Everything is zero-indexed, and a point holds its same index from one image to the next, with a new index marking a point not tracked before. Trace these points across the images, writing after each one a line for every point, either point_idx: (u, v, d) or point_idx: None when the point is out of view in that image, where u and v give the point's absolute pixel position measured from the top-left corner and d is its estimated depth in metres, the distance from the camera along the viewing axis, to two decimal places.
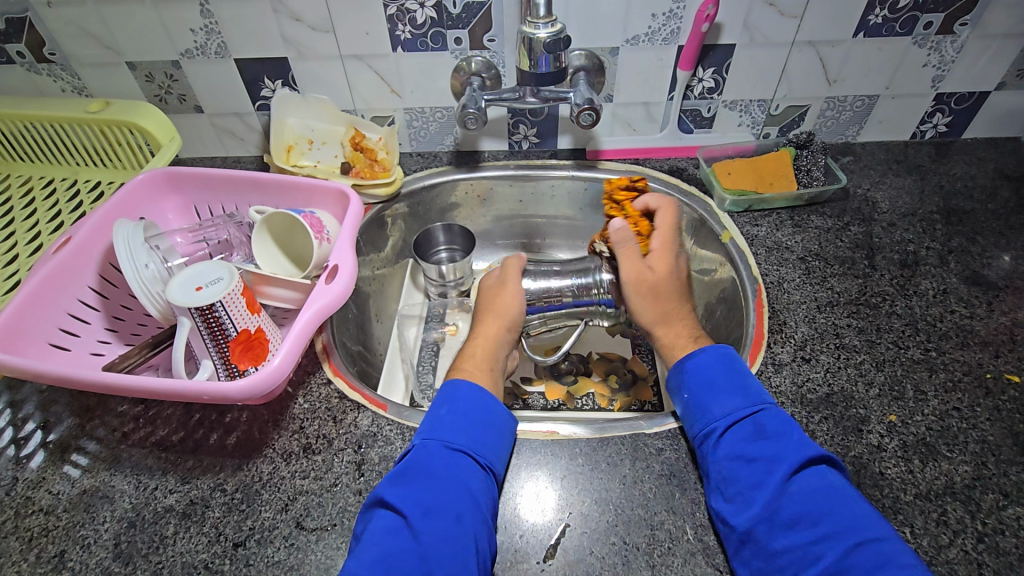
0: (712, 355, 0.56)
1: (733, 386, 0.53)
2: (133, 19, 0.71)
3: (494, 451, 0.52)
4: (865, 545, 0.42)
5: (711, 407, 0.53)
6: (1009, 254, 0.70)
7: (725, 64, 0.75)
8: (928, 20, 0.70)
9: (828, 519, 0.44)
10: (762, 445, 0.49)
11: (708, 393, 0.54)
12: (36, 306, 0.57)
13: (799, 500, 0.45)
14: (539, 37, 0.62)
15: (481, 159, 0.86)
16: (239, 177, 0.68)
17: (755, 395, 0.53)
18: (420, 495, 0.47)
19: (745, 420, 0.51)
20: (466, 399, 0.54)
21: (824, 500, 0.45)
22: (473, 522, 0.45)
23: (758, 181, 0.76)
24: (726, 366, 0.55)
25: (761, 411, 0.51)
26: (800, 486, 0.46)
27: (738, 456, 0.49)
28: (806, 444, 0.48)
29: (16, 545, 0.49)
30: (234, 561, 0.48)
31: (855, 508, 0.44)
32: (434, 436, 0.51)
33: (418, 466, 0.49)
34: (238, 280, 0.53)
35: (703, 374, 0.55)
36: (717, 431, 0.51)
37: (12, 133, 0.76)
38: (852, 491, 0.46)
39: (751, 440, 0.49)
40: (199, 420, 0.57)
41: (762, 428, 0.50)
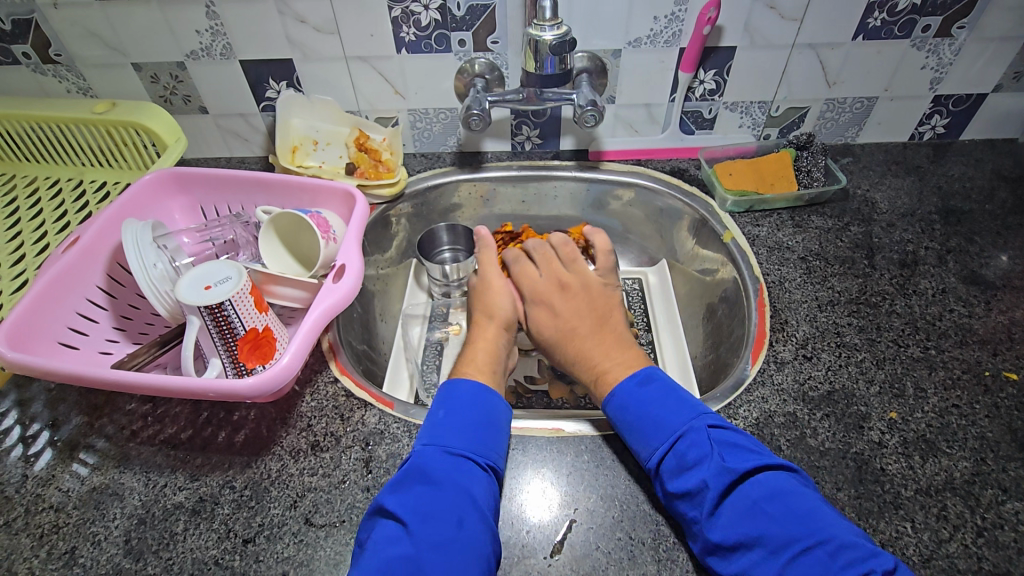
0: (629, 384, 0.56)
1: (655, 419, 0.52)
2: (140, 21, 0.71)
3: (494, 451, 0.52)
4: (805, 557, 0.42)
5: (658, 422, 0.52)
6: (1007, 254, 0.71)
7: (726, 66, 0.76)
8: (926, 23, 0.71)
9: (769, 537, 0.43)
10: (687, 476, 0.47)
11: (634, 433, 0.52)
12: (47, 305, 0.57)
13: (734, 525, 0.44)
14: (544, 40, 0.63)
15: (484, 160, 0.86)
16: (245, 177, 0.69)
17: (674, 420, 0.51)
18: (417, 502, 0.46)
19: (670, 452, 0.50)
20: (464, 402, 0.54)
21: (757, 519, 0.44)
22: (473, 527, 0.45)
23: (759, 182, 0.77)
24: (643, 395, 0.54)
25: (680, 438, 0.50)
26: (731, 512, 0.45)
27: (675, 495, 0.48)
28: (728, 466, 0.47)
29: (27, 542, 0.50)
30: (244, 557, 0.48)
31: (797, 513, 0.44)
32: (434, 442, 0.51)
33: (418, 472, 0.48)
34: (247, 280, 0.54)
35: (623, 416, 0.54)
36: (653, 469, 0.50)
37: (17, 133, 0.77)
38: (790, 496, 0.45)
39: (677, 475, 0.48)
40: (208, 418, 0.57)
41: (682, 458, 0.49)
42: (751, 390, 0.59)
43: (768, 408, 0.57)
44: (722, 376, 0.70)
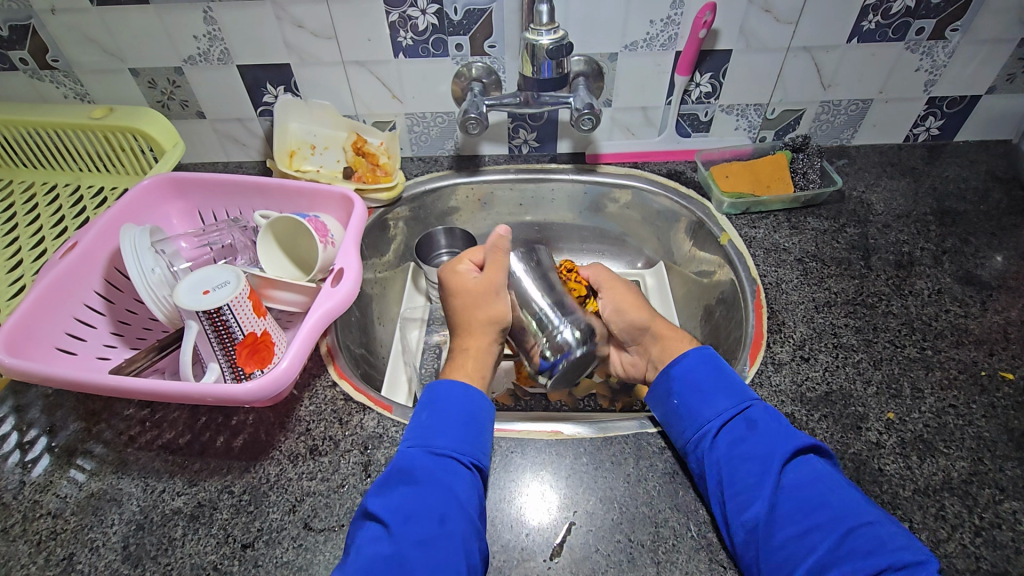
0: (698, 352, 0.58)
1: (719, 388, 0.54)
2: (138, 27, 0.71)
3: (478, 447, 0.52)
4: (859, 531, 0.43)
5: (701, 411, 0.53)
6: (1002, 254, 0.71)
7: (722, 69, 0.76)
8: (920, 26, 0.72)
9: (829, 508, 0.45)
10: (755, 441, 0.50)
11: (696, 397, 0.54)
12: (43, 311, 0.57)
13: (796, 493, 0.47)
14: (541, 44, 0.63)
15: (481, 163, 0.87)
16: (243, 182, 0.69)
17: (740, 392, 0.54)
18: (401, 501, 0.47)
19: (735, 418, 0.52)
20: (448, 399, 0.54)
21: (820, 491, 0.46)
22: (456, 525, 0.46)
23: (755, 184, 0.78)
24: (708, 367, 0.56)
25: (749, 407, 0.52)
26: (792, 481, 0.47)
27: (733, 457, 0.49)
28: (796, 438, 0.50)
29: (25, 549, 0.49)
30: (243, 562, 0.48)
31: (852, 496, 0.46)
32: (419, 442, 0.51)
33: (400, 472, 0.49)
34: (245, 284, 0.54)
35: (687, 379, 0.56)
36: (713, 431, 0.52)
37: (15, 139, 0.77)
38: (843, 481, 0.48)
39: (744, 438, 0.50)
40: (206, 423, 0.57)
41: (753, 424, 0.51)
42: (749, 391, 0.59)
43: None
44: None
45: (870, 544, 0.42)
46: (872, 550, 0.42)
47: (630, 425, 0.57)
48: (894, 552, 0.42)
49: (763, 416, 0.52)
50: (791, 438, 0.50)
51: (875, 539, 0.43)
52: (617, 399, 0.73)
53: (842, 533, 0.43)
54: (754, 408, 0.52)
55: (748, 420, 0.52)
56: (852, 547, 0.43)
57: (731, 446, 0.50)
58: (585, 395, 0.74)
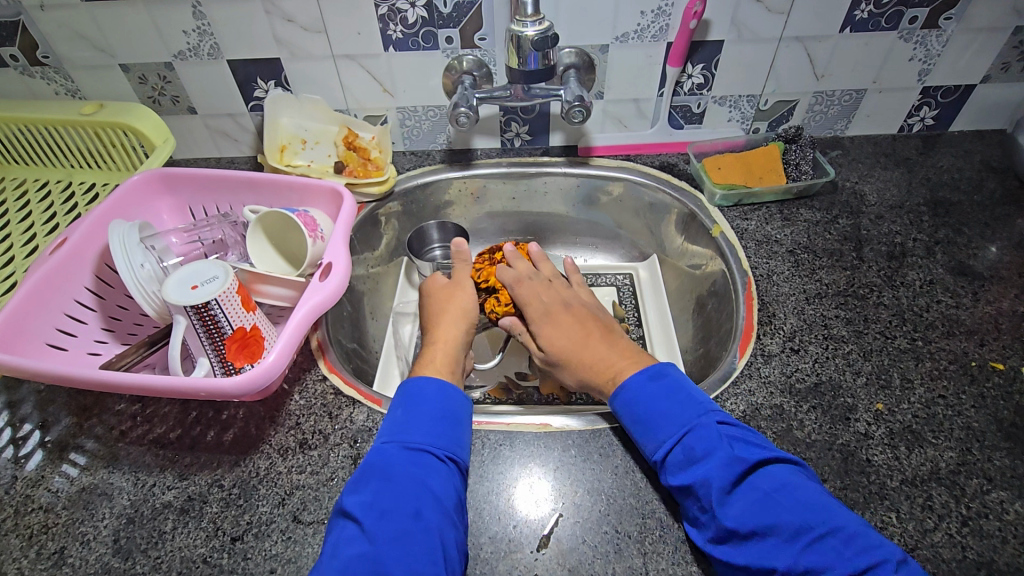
0: (641, 376, 0.55)
1: (667, 410, 0.51)
2: (126, 22, 0.71)
3: (454, 442, 0.52)
4: (820, 544, 0.42)
5: (656, 434, 0.51)
6: (996, 245, 0.71)
7: (713, 60, 0.76)
8: (913, 15, 0.71)
9: (782, 525, 0.43)
10: (696, 470, 0.47)
11: (647, 423, 0.52)
12: (34, 306, 0.57)
13: (747, 514, 0.44)
14: (527, 36, 0.63)
15: (474, 157, 0.86)
16: (233, 177, 0.69)
17: (685, 413, 0.51)
18: (373, 498, 0.47)
19: (677, 444, 0.50)
20: (423, 396, 0.54)
21: (773, 509, 0.44)
22: (431, 520, 0.46)
23: (747, 176, 0.77)
24: (653, 387, 0.54)
25: (690, 431, 0.50)
26: (740, 504, 0.45)
27: (684, 484, 0.47)
28: (739, 458, 0.47)
29: (17, 542, 0.50)
30: (232, 555, 0.49)
31: (810, 504, 0.44)
32: (394, 438, 0.51)
33: (376, 468, 0.49)
34: (233, 279, 0.54)
35: (635, 410, 0.53)
36: (661, 460, 0.50)
37: (6, 135, 0.77)
38: (798, 488, 0.45)
39: (691, 463, 0.48)
40: (197, 417, 0.57)
41: (692, 451, 0.48)
42: (738, 382, 0.59)
43: (754, 400, 0.57)
44: (710, 370, 0.70)
45: (827, 557, 0.41)
46: (830, 564, 0.41)
47: (618, 417, 0.57)
48: (853, 561, 0.41)
49: (703, 439, 0.49)
50: (734, 462, 0.47)
51: (831, 552, 0.41)
52: None
53: (800, 548, 0.42)
54: (699, 429, 0.49)
55: (688, 446, 0.49)
56: (811, 560, 0.41)
57: (684, 472, 0.48)
58: (577, 389, 0.74)
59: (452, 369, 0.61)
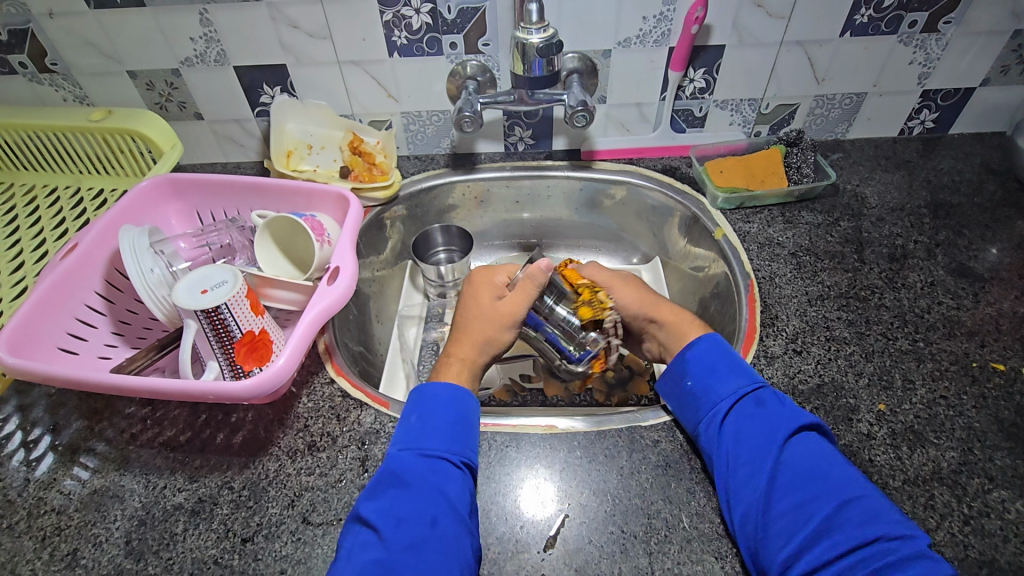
0: (716, 340, 0.60)
1: (732, 368, 0.56)
2: (134, 29, 0.72)
3: (469, 447, 0.53)
4: (853, 503, 0.45)
5: (710, 391, 0.55)
6: (996, 246, 0.72)
7: (715, 65, 0.77)
8: (912, 19, 0.72)
9: (828, 479, 0.47)
10: (765, 419, 0.52)
11: (707, 377, 0.56)
12: (46, 310, 0.58)
13: (799, 467, 0.48)
14: (531, 42, 0.63)
15: (478, 161, 0.87)
16: (240, 182, 0.70)
17: (755, 377, 0.55)
18: (390, 505, 0.47)
19: (747, 399, 0.54)
20: (438, 402, 0.55)
21: (820, 469, 0.48)
22: (447, 527, 0.46)
23: (749, 179, 0.78)
24: (728, 352, 0.58)
25: (762, 389, 0.54)
26: (794, 455, 0.49)
27: (741, 430, 0.51)
28: (806, 419, 0.51)
29: (30, 544, 0.50)
30: (243, 556, 0.49)
31: (846, 471, 0.48)
32: (408, 445, 0.52)
33: (391, 475, 0.49)
34: (242, 283, 0.55)
35: (702, 361, 0.57)
36: (724, 408, 0.53)
37: (15, 142, 0.77)
38: (835, 456, 0.49)
39: (751, 415, 0.52)
40: (206, 420, 0.58)
41: (764, 405, 0.53)
42: None
43: None
44: None
45: (863, 516, 0.44)
46: (868, 522, 0.44)
47: (623, 418, 0.58)
48: (886, 524, 0.44)
49: (773, 397, 0.54)
50: (798, 415, 0.52)
51: (869, 512, 0.45)
52: (612, 394, 0.74)
53: (840, 502, 0.45)
54: (766, 389, 0.54)
55: (759, 398, 0.53)
56: (848, 516, 0.45)
57: (737, 425, 0.52)
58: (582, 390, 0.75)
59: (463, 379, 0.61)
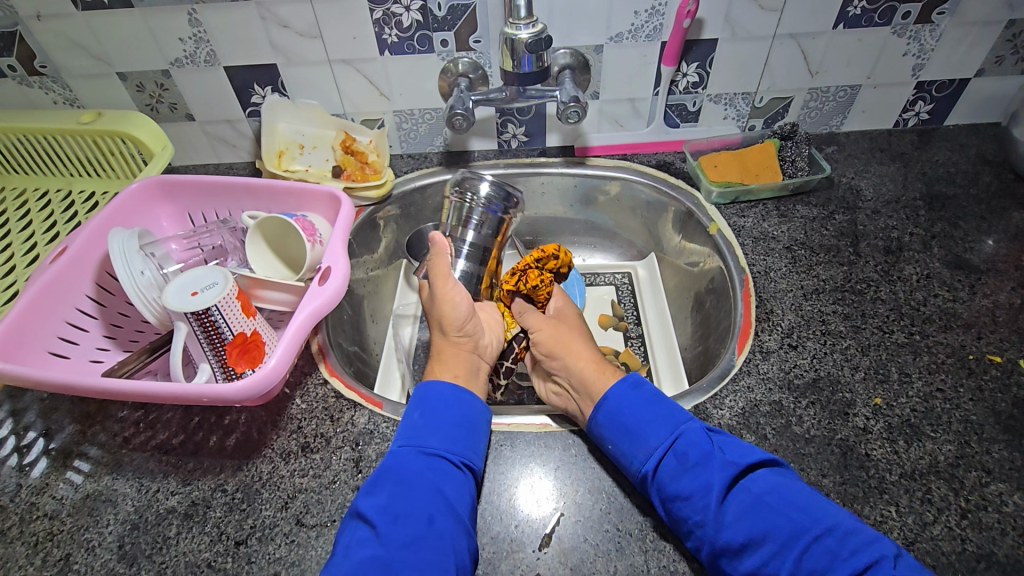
0: (621, 385, 0.55)
1: (649, 421, 0.51)
2: (123, 30, 0.72)
3: (471, 449, 0.52)
4: (813, 547, 0.42)
5: (636, 451, 0.51)
6: (992, 238, 0.71)
7: (708, 59, 0.76)
8: (906, 10, 0.71)
9: (776, 531, 0.43)
10: (692, 477, 0.47)
11: (626, 437, 0.52)
12: (36, 314, 0.58)
13: (740, 524, 0.44)
14: (521, 38, 0.63)
15: (471, 159, 0.87)
16: (231, 184, 0.69)
17: (670, 420, 0.51)
18: (388, 501, 0.47)
19: (668, 452, 0.49)
20: (439, 400, 0.55)
21: (763, 514, 0.44)
22: (444, 526, 0.46)
23: (744, 173, 0.78)
24: (636, 396, 0.54)
25: (679, 437, 0.50)
26: (733, 511, 0.45)
27: (674, 496, 0.47)
28: (730, 462, 0.47)
29: (23, 550, 0.50)
30: (236, 559, 0.49)
31: (799, 507, 0.44)
32: (409, 442, 0.51)
33: (392, 471, 0.49)
34: (233, 285, 0.55)
35: (615, 418, 0.53)
36: (650, 471, 0.49)
37: (5, 145, 0.77)
38: (786, 490, 0.46)
39: (680, 475, 0.48)
40: (199, 422, 0.58)
41: (685, 458, 0.48)
42: (737, 379, 0.59)
43: (753, 397, 0.57)
44: (710, 367, 0.70)
45: (826, 559, 0.42)
46: (830, 567, 0.41)
47: None
48: (850, 560, 0.41)
49: (694, 447, 0.49)
50: (727, 466, 0.47)
51: (831, 552, 0.42)
52: None
53: (797, 555, 0.42)
54: (684, 437, 0.50)
55: (679, 454, 0.49)
56: (809, 566, 0.42)
57: (670, 485, 0.48)
58: None
59: (457, 374, 0.59)
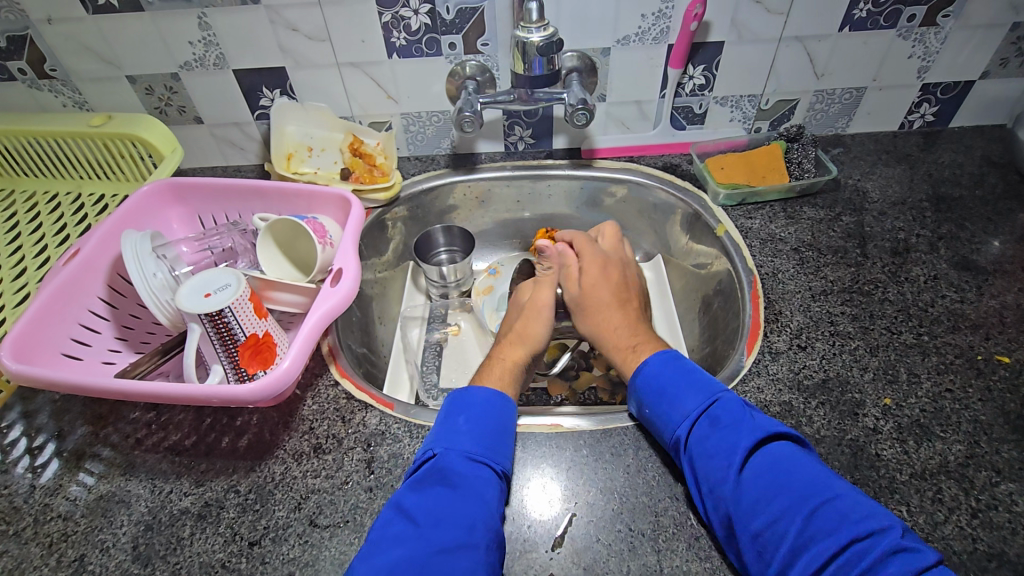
0: (659, 357, 0.59)
1: (683, 388, 0.55)
2: (133, 35, 0.72)
3: (510, 458, 0.53)
4: (822, 510, 0.44)
5: (671, 413, 0.54)
6: (999, 239, 0.72)
7: (714, 61, 0.77)
8: (911, 12, 0.72)
9: (790, 488, 0.46)
10: (719, 437, 0.50)
11: (662, 400, 0.55)
12: (50, 316, 0.58)
13: (760, 481, 0.47)
14: (532, 41, 0.63)
15: (478, 161, 0.87)
16: (242, 187, 0.70)
17: (706, 387, 0.55)
18: (430, 504, 0.47)
19: (701, 416, 0.52)
20: (484, 407, 0.56)
21: (780, 476, 0.47)
22: (484, 536, 0.45)
23: (750, 175, 0.78)
24: (674, 370, 0.58)
25: (713, 403, 0.53)
26: (756, 470, 0.48)
27: (705, 454, 0.50)
28: (761, 428, 0.50)
29: (37, 551, 0.50)
30: (250, 560, 0.49)
31: (816, 474, 0.46)
32: (455, 447, 0.52)
33: (438, 474, 0.50)
34: (246, 286, 0.55)
35: (652, 384, 0.57)
36: (683, 435, 0.52)
37: (16, 148, 0.77)
38: (804, 459, 0.48)
39: (709, 434, 0.51)
40: (211, 424, 0.58)
41: (717, 420, 0.52)
42: (746, 380, 0.59)
43: (763, 398, 0.58)
44: (718, 368, 0.70)
45: (833, 521, 0.43)
46: (836, 528, 0.43)
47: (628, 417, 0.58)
48: (857, 524, 0.42)
49: (727, 412, 0.52)
50: (755, 431, 0.50)
51: (837, 514, 0.43)
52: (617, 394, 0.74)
53: (805, 515, 0.44)
54: (720, 403, 0.53)
55: (713, 416, 0.52)
56: (816, 527, 0.43)
57: (704, 446, 0.50)
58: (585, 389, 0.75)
59: (504, 380, 0.62)
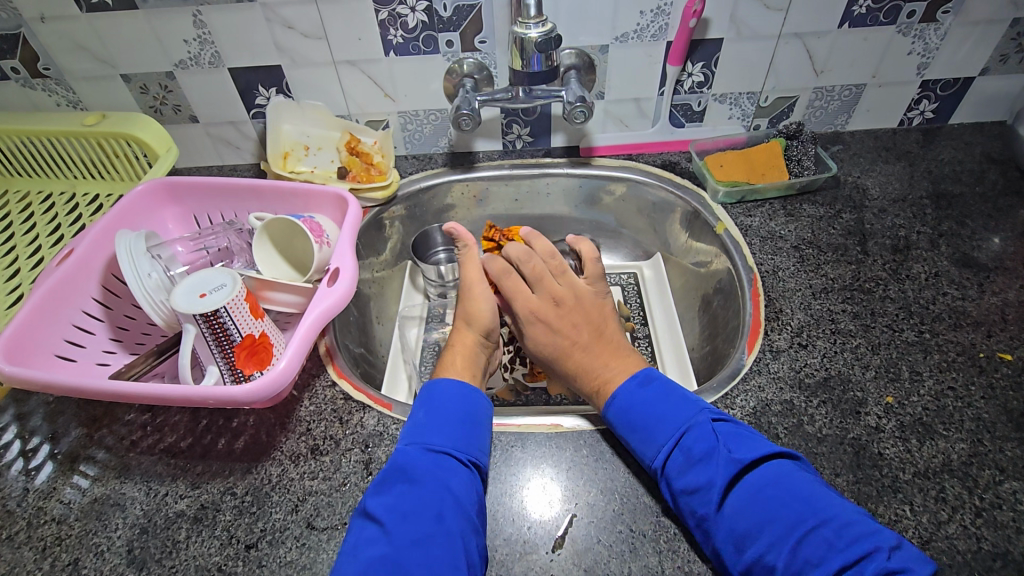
0: (630, 384, 0.55)
1: (658, 416, 0.52)
2: (128, 33, 0.71)
3: (478, 447, 0.52)
4: (809, 538, 0.42)
5: (647, 446, 0.51)
6: (999, 236, 0.71)
7: (713, 59, 0.76)
8: (911, 9, 0.71)
9: (776, 522, 0.44)
10: (697, 471, 0.47)
11: (638, 434, 0.52)
12: (43, 317, 0.57)
13: (742, 515, 0.45)
14: (530, 37, 0.63)
15: (476, 160, 0.87)
16: (238, 186, 0.69)
17: (680, 414, 0.52)
18: (396, 501, 0.47)
19: (676, 447, 0.49)
20: (447, 397, 0.54)
21: (764, 507, 0.44)
22: (453, 523, 0.45)
23: (750, 172, 0.78)
24: (645, 394, 0.54)
25: (685, 432, 0.50)
26: (735, 504, 0.45)
27: (684, 490, 0.47)
28: (734, 459, 0.47)
29: (30, 555, 0.50)
30: (247, 563, 0.48)
31: (800, 500, 0.44)
32: (416, 441, 0.51)
33: (398, 469, 0.49)
34: (242, 286, 0.54)
35: (626, 416, 0.53)
36: (660, 466, 0.49)
37: (9, 147, 0.77)
38: (788, 481, 0.45)
39: (687, 468, 0.48)
40: (207, 426, 0.57)
41: (690, 453, 0.48)
42: (747, 378, 0.59)
43: (764, 396, 0.57)
44: (719, 366, 0.70)
45: (821, 550, 0.42)
46: (824, 557, 0.41)
47: None
48: (846, 551, 0.41)
49: (700, 441, 0.49)
50: (730, 461, 0.47)
51: (825, 543, 0.42)
52: None
53: (794, 544, 0.42)
54: (691, 432, 0.50)
55: (685, 449, 0.49)
56: (804, 556, 0.42)
57: (681, 480, 0.48)
58: None
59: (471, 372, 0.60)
